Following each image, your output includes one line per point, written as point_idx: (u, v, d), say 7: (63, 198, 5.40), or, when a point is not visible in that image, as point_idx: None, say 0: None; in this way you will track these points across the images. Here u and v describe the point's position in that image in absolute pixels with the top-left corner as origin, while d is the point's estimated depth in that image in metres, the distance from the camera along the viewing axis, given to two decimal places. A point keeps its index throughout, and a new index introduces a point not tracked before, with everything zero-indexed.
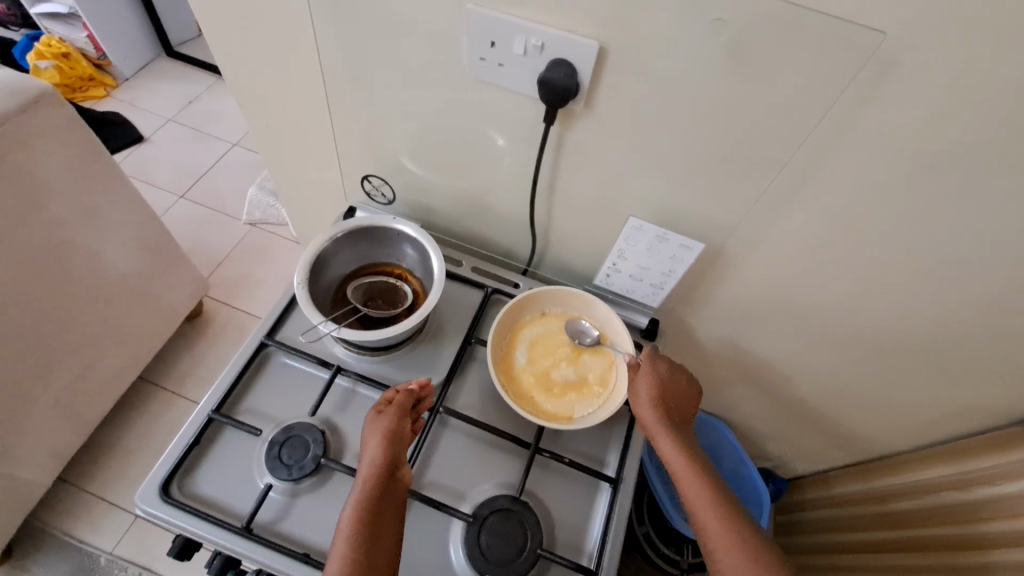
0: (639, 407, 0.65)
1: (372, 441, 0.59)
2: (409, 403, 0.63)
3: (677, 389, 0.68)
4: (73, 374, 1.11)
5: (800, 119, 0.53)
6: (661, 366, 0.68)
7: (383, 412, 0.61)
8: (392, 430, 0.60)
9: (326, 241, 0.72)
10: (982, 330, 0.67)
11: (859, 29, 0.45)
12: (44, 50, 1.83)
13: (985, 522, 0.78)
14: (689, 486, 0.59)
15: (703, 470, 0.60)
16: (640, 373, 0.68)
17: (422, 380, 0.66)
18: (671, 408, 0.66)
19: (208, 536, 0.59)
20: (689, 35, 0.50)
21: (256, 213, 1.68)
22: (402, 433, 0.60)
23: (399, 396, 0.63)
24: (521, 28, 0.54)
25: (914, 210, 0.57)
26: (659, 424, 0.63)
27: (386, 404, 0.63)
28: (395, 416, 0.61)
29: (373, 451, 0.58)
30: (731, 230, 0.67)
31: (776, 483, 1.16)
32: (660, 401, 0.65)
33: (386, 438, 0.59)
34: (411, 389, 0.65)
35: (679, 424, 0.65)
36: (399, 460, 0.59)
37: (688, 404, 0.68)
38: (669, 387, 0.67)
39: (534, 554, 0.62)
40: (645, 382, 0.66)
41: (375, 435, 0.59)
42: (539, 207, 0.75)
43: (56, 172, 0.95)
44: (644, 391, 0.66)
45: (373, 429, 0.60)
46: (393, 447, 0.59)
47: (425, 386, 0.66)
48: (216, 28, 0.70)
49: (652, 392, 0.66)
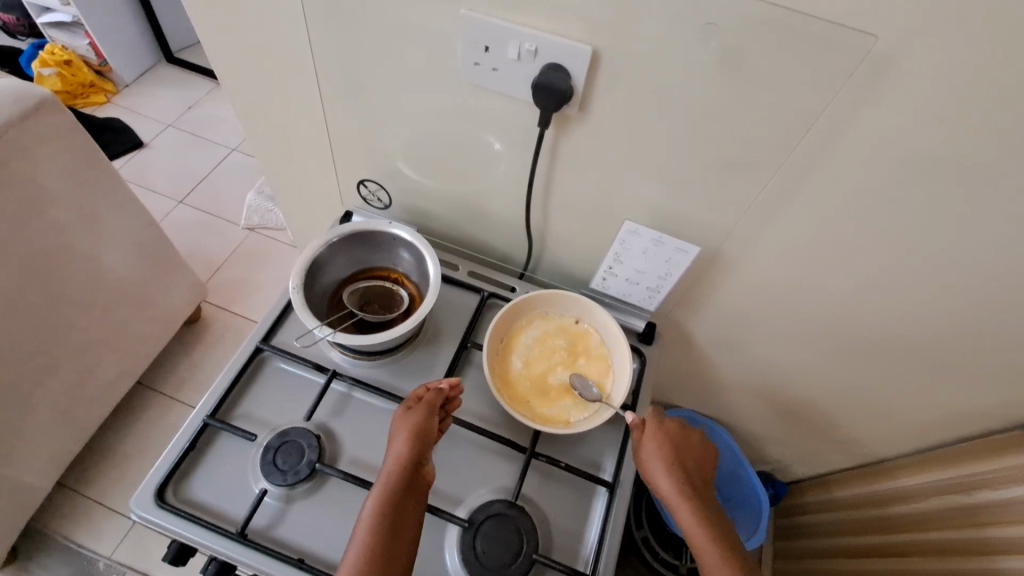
0: (658, 482, 0.63)
1: (398, 437, 0.60)
2: (438, 401, 0.63)
3: (686, 447, 0.66)
4: (72, 379, 1.11)
5: (794, 122, 0.53)
6: (671, 425, 0.66)
7: (412, 409, 0.62)
8: (419, 427, 0.60)
9: (321, 246, 0.72)
10: (978, 333, 0.67)
11: (850, 33, 0.46)
12: (47, 58, 1.85)
13: (987, 526, 0.77)
14: (714, 567, 0.58)
15: (724, 542, 0.60)
16: (650, 438, 0.65)
17: (451, 380, 0.66)
18: (684, 465, 0.65)
19: (203, 542, 0.59)
20: (682, 39, 0.50)
21: (255, 218, 1.69)
22: (428, 431, 0.61)
23: (429, 394, 0.64)
24: (515, 33, 0.54)
25: (909, 211, 0.57)
26: (674, 491, 0.62)
27: (416, 401, 0.63)
28: (423, 414, 0.62)
29: (399, 447, 0.59)
30: (725, 233, 0.67)
31: (776, 487, 1.15)
32: (677, 469, 0.63)
33: (412, 434, 0.59)
34: (442, 388, 0.64)
35: (696, 487, 0.64)
36: (422, 457, 0.59)
37: (697, 460, 0.66)
38: (680, 445, 0.66)
39: (530, 559, 0.61)
40: (658, 447, 0.64)
41: (402, 431, 0.60)
42: (535, 211, 0.75)
43: (56, 178, 0.96)
44: (658, 461, 0.63)
45: (401, 424, 0.61)
46: (418, 444, 0.59)
47: (456, 386, 0.66)
48: (213, 34, 0.70)
49: (665, 461, 0.63)
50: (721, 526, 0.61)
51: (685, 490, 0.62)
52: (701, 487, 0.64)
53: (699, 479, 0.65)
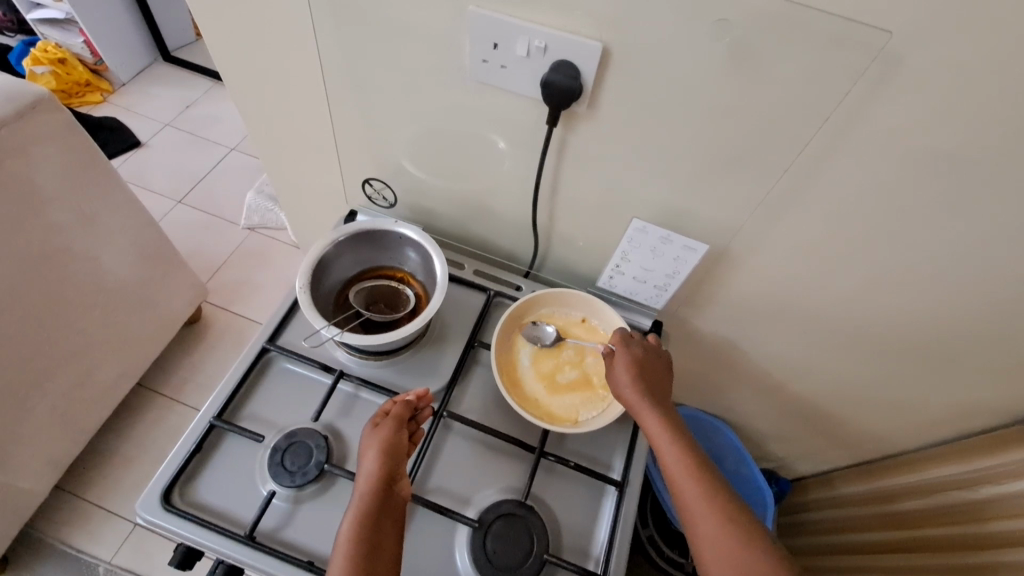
0: (622, 392, 0.64)
1: (368, 455, 0.59)
2: (406, 414, 0.63)
3: (655, 366, 0.67)
4: (71, 381, 1.10)
5: (805, 121, 0.53)
6: (637, 349, 0.67)
7: (380, 424, 0.61)
8: (389, 442, 0.59)
9: (327, 245, 0.72)
10: (985, 331, 0.67)
11: (864, 29, 0.45)
12: (40, 55, 1.83)
13: (991, 521, 0.77)
14: (676, 468, 0.58)
15: (687, 444, 0.60)
16: (617, 352, 0.67)
17: (418, 391, 0.65)
18: (652, 383, 0.65)
19: (211, 546, 0.59)
20: (693, 36, 0.49)
21: (254, 218, 1.67)
22: (398, 446, 0.60)
23: (396, 407, 0.63)
24: (524, 29, 0.54)
25: (919, 211, 0.57)
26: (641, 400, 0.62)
27: (384, 416, 0.62)
28: (392, 428, 0.61)
29: (370, 464, 0.58)
30: (734, 232, 0.67)
31: (779, 484, 1.17)
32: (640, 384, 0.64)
33: (382, 451, 0.59)
34: (409, 399, 0.64)
35: (662, 398, 0.64)
36: (397, 472, 0.59)
37: (664, 376, 0.67)
38: (647, 367, 0.66)
39: (541, 559, 0.61)
40: (625, 357, 0.66)
41: (371, 448, 0.59)
42: (542, 209, 0.74)
43: (54, 177, 0.95)
44: (626, 380, 0.64)
45: (369, 442, 0.60)
46: (391, 460, 0.59)
47: (423, 396, 0.65)
48: (215, 31, 0.69)
49: (632, 372, 0.64)
50: (683, 431, 0.61)
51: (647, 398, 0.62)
52: (667, 398, 0.65)
53: (666, 393, 0.65)
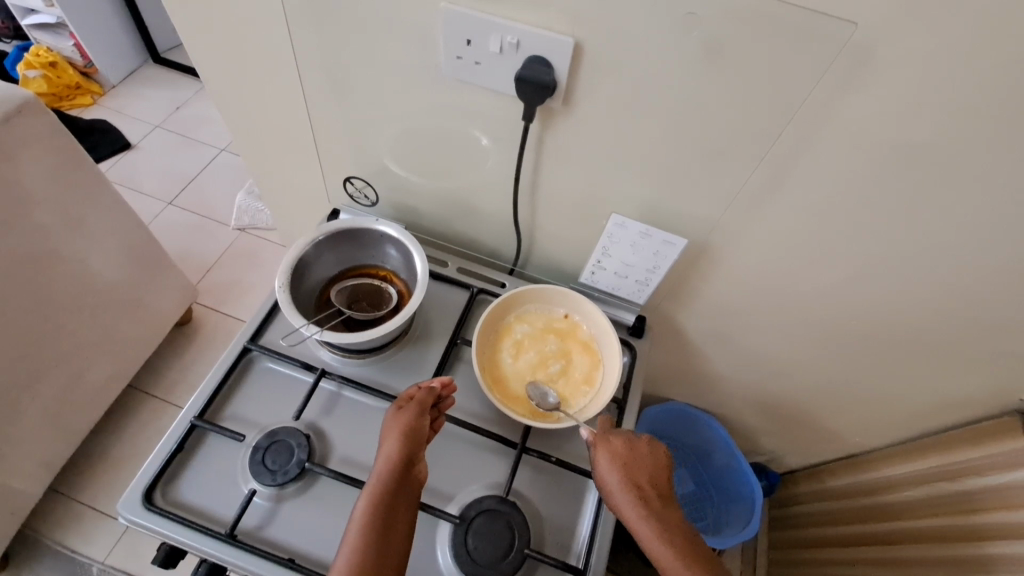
0: (615, 501, 0.60)
1: (389, 437, 0.59)
2: (429, 400, 0.63)
3: (643, 461, 0.62)
4: (61, 383, 1.10)
5: (776, 115, 0.53)
6: (620, 442, 0.63)
7: (403, 409, 0.62)
8: (410, 425, 0.60)
9: (307, 244, 0.72)
10: (963, 320, 0.67)
11: (830, 21, 0.45)
12: (33, 59, 1.83)
13: (979, 512, 0.77)
14: None
15: (692, 558, 0.56)
16: (603, 462, 0.62)
17: (442, 380, 0.66)
18: (644, 484, 0.61)
19: (191, 543, 0.59)
20: (664, 30, 0.49)
21: (245, 218, 1.68)
22: (419, 430, 0.60)
23: (420, 393, 0.63)
24: (496, 25, 0.54)
25: (892, 202, 0.57)
26: (633, 507, 0.58)
27: (407, 401, 0.63)
28: (414, 413, 0.61)
29: (390, 447, 0.58)
30: (712, 226, 0.67)
31: (769, 478, 1.17)
32: (632, 490, 0.59)
33: (403, 433, 0.59)
34: (433, 387, 0.64)
35: (658, 502, 0.60)
36: (415, 456, 0.59)
37: (657, 472, 0.62)
38: (635, 462, 0.62)
39: (522, 555, 0.61)
40: (617, 478, 0.60)
41: (392, 431, 0.59)
42: (523, 205, 0.74)
43: (41, 180, 0.95)
44: (616, 487, 0.60)
45: (392, 424, 0.60)
46: (410, 444, 0.59)
47: (447, 386, 0.66)
48: (192, 31, 0.69)
49: (621, 481, 0.60)
50: (685, 539, 0.58)
51: (640, 505, 0.58)
52: (664, 500, 0.61)
53: (663, 492, 0.61)
